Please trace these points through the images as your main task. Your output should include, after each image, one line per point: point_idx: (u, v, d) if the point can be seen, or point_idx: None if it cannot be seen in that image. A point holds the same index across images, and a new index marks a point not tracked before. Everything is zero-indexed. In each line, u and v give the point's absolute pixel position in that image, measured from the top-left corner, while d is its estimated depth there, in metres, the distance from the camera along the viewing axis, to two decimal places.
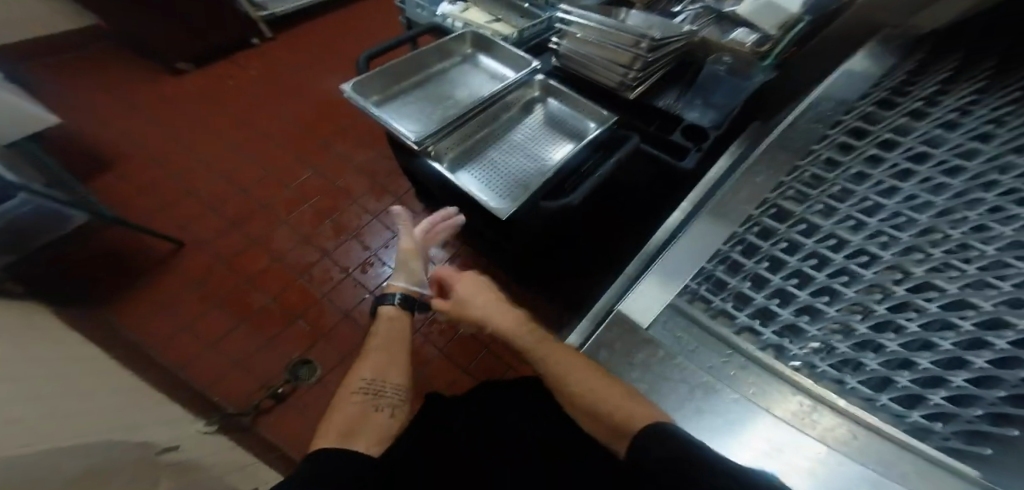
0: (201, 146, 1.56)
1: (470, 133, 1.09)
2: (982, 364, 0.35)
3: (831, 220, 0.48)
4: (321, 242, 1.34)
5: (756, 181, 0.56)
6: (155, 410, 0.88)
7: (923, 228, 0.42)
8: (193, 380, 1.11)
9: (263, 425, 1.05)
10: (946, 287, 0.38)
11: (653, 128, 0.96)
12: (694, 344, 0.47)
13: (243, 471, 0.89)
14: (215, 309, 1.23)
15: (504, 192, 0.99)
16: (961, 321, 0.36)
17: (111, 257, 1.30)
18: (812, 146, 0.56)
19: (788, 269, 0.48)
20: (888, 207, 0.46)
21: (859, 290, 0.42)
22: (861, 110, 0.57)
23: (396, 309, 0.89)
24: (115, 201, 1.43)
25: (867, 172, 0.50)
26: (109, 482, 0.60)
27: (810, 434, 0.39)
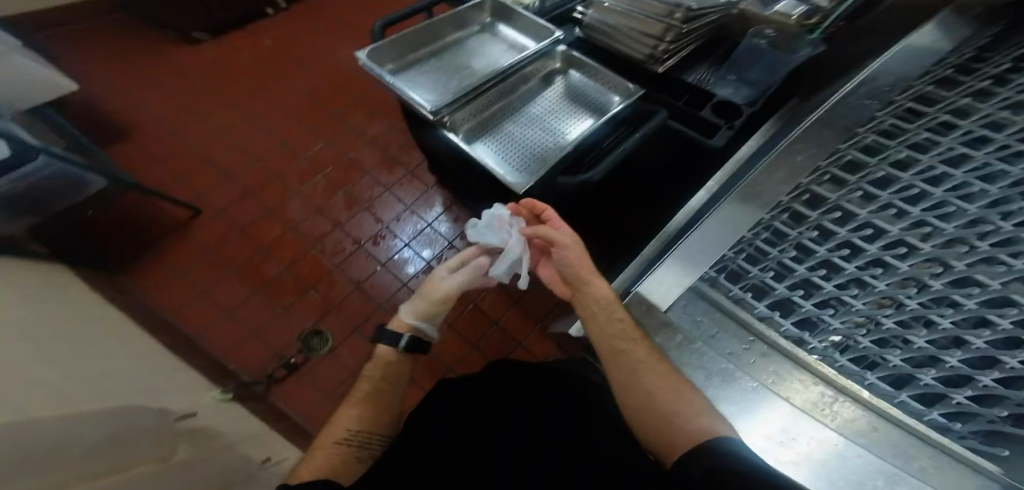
0: (215, 115, 1.54)
1: (486, 105, 1.05)
2: (1014, 364, 0.32)
3: (869, 208, 0.44)
4: (334, 214, 1.33)
5: (796, 160, 0.51)
6: (171, 378, 0.90)
7: (970, 219, 0.37)
8: (211, 346, 1.14)
9: (277, 394, 1.07)
10: (990, 284, 0.34)
11: (681, 103, 0.89)
12: (714, 328, 0.45)
13: (257, 440, 0.91)
14: (229, 277, 1.24)
15: (522, 165, 0.96)
16: (999, 319, 0.33)
17: (130, 223, 1.31)
18: (856, 129, 0.51)
19: (815, 259, 0.45)
20: (933, 195, 0.41)
21: (891, 283, 0.39)
22: (917, 90, 0.51)
23: (388, 350, 0.70)
24: (133, 169, 1.43)
25: (915, 156, 0.45)
26: (126, 448, 0.61)
27: (826, 425, 0.37)
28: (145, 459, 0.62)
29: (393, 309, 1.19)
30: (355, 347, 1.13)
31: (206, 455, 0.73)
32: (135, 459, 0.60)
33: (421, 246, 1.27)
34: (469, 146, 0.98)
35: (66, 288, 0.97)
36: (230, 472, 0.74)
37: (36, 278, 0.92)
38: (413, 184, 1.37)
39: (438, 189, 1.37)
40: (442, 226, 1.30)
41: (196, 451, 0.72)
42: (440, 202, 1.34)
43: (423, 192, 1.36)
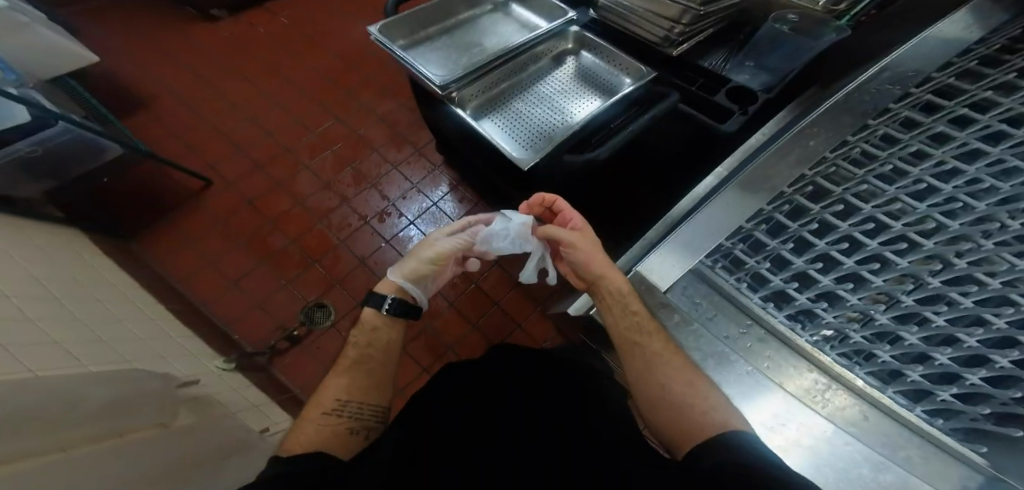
0: (228, 89, 1.55)
1: (495, 82, 1.02)
2: (1004, 364, 0.32)
3: (874, 202, 0.43)
4: (341, 190, 1.33)
5: (807, 145, 0.50)
6: (176, 346, 0.92)
7: (977, 216, 0.36)
8: (217, 315, 1.16)
9: (278, 366, 1.09)
10: (989, 283, 0.34)
11: (695, 88, 0.86)
12: (711, 311, 0.45)
13: (256, 410, 0.93)
14: (235, 250, 1.25)
15: (529, 143, 0.96)
16: (994, 319, 0.33)
17: (143, 191, 1.33)
18: (868, 121, 0.49)
19: (814, 252, 0.44)
20: (943, 191, 0.39)
21: (888, 280, 0.39)
22: (939, 82, 0.48)
23: (373, 312, 0.68)
24: (147, 139, 1.45)
25: (927, 150, 0.43)
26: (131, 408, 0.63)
27: (817, 412, 0.37)
28: (143, 421, 0.63)
29: None
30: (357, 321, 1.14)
31: (205, 421, 0.74)
32: (137, 421, 0.62)
33: (426, 225, 1.27)
34: (476, 123, 0.98)
35: (77, 255, 0.99)
36: (228, 438, 0.76)
37: (49, 244, 0.93)
38: (420, 162, 1.37)
39: (445, 169, 1.36)
40: (448, 206, 1.29)
41: (195, 417, 0.73)
42: (446, 182, 1.34)
43: (429, 172, 1.35)
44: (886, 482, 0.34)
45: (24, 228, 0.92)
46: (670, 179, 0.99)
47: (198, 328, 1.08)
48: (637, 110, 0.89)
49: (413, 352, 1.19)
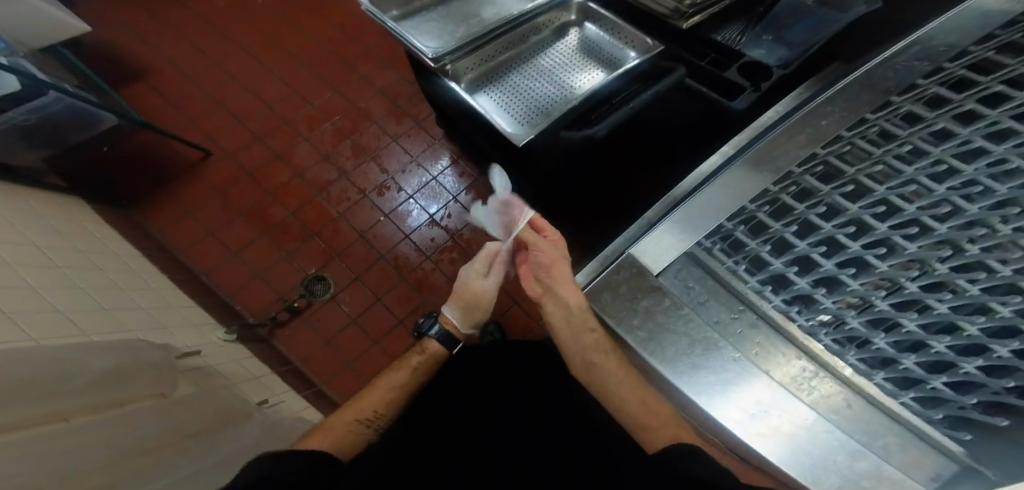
0: (225, 57, 1.51)
1: (493, 53, 0.98)
2: (970, 370, 0.32)
3: (861, 203, 0.41)
4: (340, 162, 1.31)
5: (818, 125, 0.46)
6: (175, 318, 0.94)
7: (968, 220, 0.34)
8: (220, 286, 1.18)
9: (279, 338, 1.12)
10: (968, 289, 0.33)
11: (705, 63, 0.82)
12: (704, 296, 0.44)
13: (255, 381, 0.96)
14: (234, 222, 1.25)
15: (525, 118, 0.93)
16: (967, 325, 0.32)
17: (143, 160, 1.33)
18: (866, 115, 0.45)
19: (793, 254, 0.43)
20: (935, 193, 0.37)
21: (865, 283, 0.38)
22: (949, 74, 0.44)
23: (440, 349, 0.77)
24: (145, 108, 1.43)
25: (924, 149, 0.40)
26: (134, 380, 0.65)
27: (801, 399, 0.37)
28: (141, 392, 0.65)
29: (394, 261, 1.20)
30: (357, 294, 1.16)
31: (207, 392, 0.77)
32: (136, 392, 0.64)
33: (426, 200, 1.25)
34: (471, 97, 0.95)
35: (78, 224, 1.00)
36: (228, 408, 0.78)
37: (51, 213, 0.95)
38: (420, 135, 1.34)
39: (445, 143, 1.33)
40: (448, 181, 1.27)
41: (195, 388, 0.76)
42: (447, 156, 1.31)
43: (430, 145, 1.33)
44: (860, 469, 0.34)
45: (24, 196, 0.93)
46: (673, 154, 0.94)
47: (199, 297, 1.10)
48: (638, 86, 0.83)
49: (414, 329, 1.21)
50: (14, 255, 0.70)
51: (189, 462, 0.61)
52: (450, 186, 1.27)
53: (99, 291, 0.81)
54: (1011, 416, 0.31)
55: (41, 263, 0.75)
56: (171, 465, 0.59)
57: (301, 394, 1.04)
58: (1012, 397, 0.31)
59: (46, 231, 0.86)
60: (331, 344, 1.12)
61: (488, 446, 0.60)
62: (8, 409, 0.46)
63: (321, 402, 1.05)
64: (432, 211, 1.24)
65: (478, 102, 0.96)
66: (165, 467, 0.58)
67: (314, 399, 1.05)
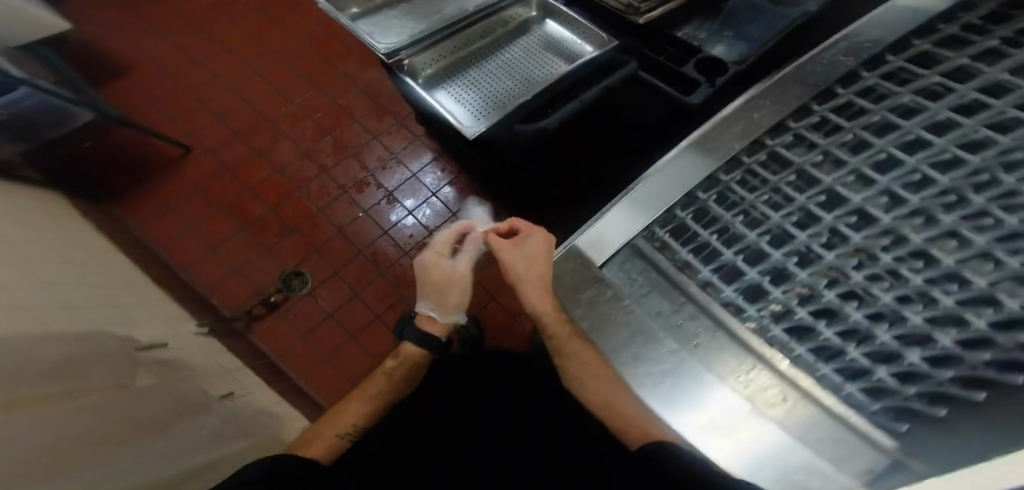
0: (209, 54, 1.52)
1: (452, 48, 0.99)
2: (881, 376, 0.33)
3: (781, 212, 0.43)
4: (320, 158, 1.32)
5: (753, 118, 0.48)
6: (147, 310, 0.95)
7: (882, 229, 0.36)
8: (198, 280, 1.18)
9: (256, 332, 1.12)
10: (880, 297, 0.34)
11: (664, 57, 0.85)
12: (647, 288, 0.45)
13: (225, 374, 0.93)
14: (214, 217, 1.26)
15: (482, 111, 0.94)
16: (880, 333, 0.33)
17: (123, 155, 1.33)
18: (788, 124, 0.47)
19: (719, 261, 0.44)
20: (850, 203, 0.38)
21: (785, 292, 0.40)
22: (864, 84, 0.45)
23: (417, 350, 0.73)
24: (127, 105, 1.44)
25: (843, 158, 0.41)
26: (88, 371, 0.63)
27: (733, 392, 0.37)
28: (109, 379, 0.66)
29: (372, 256, 1.20)
30: (335, 289, 1.16)
31: (167, 384, 0.74)
32: (94, 383, 0.63)
33: (405, 197, 1.26)
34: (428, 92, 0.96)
35: (53, 218, 1.00)
36: (188, 399, 0.76)
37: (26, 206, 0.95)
38: (401, 132, 1.35)
39: (426, 141, 1.33)
40: (428, 178, 1.28)
41: (159, 379, 0.75)
42: (427, 153, 1.32)
43: (411, 142, 1.33)
44: (792, 463, 0.34)
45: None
46: (632, 142, 0.96)
47: (177, 291, 1.11)
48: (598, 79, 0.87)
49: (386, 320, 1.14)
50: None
51: (145, 450, 0.59)
52: (430, 182, 1.28)
53: (67, 284, 0.82)
54: (913, 420, 0.31)
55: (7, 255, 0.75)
56: (130, 452, 0.57)
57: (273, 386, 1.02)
58: (919, 403, 0.31)
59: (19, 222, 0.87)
60: (307, 338, 1.12)
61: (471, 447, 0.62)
62: None
63: (295, 396, 1.04)
64: (412, 207, 1.25)
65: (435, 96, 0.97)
66: (114, 458, 0.55)
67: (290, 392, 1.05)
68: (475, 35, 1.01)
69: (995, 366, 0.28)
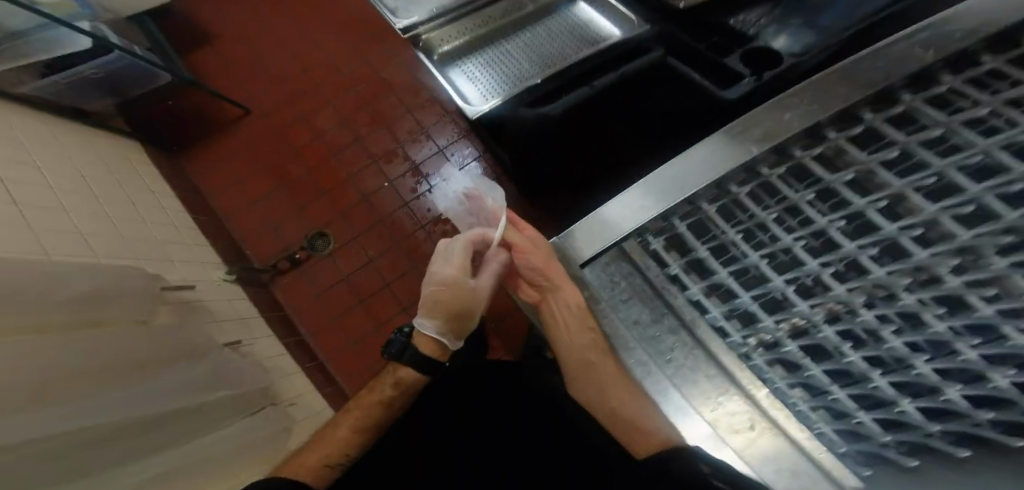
0: (274, 20, 1.61)
1: (471, 27, 1.15)
2: (862, 420, 0.30)
3: (795, 234, 0.37)
4: (357, 127, 1.36)
5: (783, 118, 0.41)
6: (185, 255, 1.06)
7: (913, 266, 0.29)
8: (237, 230, 1.29)
9: (278, 284, 1.21)
10: (890, 341, 0.29)
11: (706, 46, 0.88)
12: (626, 294, 0.42)
13: (242, 321, 1.05)
14: (258, 174, 1.35)
15: (501, 81, 1.09)
16: (875, 377, 0.29)
17: (189, 110, 1.47)
18: (828, 133, 0.40)
19: (712, 280, 0.40)
20: (882, 232, 0.31)
21: (778, 322, 0.35)
22: (939, 91, 0.36)
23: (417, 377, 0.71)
24: (197, 63, 1.57)
25: (885, 178, 0.34)
26: (111, 306, 0.71)
27: (699, 414, 0.35)
28: (131, 313, 0.76)
29: (390, 227, 1.24)
30: (351, 254, 1.22)
31: (182, 326, 0.83)
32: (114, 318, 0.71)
33: (429, 172, 1.27)
34: (447, 66, 1.13)
35: (125, 169, 1.16)
36: (198, 344, 0.82)
37: (96, 155, 1.10)
38: (434, 108, 1.35)
39: (454, 121, 1.33)
40: (458, 157, 1.28)
41: (176, 320, 0.85)
42: (457, 132, 1.31)
43: (443, 118, 1.34)
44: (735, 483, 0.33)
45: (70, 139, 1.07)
46: (653, 129, 0.92)
47: (217, 241, 1.21)
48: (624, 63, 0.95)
49: (396, 290, 1.18)
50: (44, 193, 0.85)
51: (151, 378, 0.68)
52: (456, 160, 1.28)
53: (121, 230, 0.95)
54: (879, 467, 0.29)
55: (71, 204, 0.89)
56: (138, 384, 0.66)
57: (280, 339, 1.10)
58: (892, 451, 0.28)
59: (93, 177, 1.02)
60: (319, 299, 1.19)
61: (469, 446, 0.64)
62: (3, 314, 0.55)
63: (300, 350, 1.13)
64: (433, 183, 1.26)
65: (461, 68, 1.14)
66: (126, 383, 0.64)
67: (296, 347, 1.13)
68: (494, 16, 1.16)
69: (998, 426, 0.24)
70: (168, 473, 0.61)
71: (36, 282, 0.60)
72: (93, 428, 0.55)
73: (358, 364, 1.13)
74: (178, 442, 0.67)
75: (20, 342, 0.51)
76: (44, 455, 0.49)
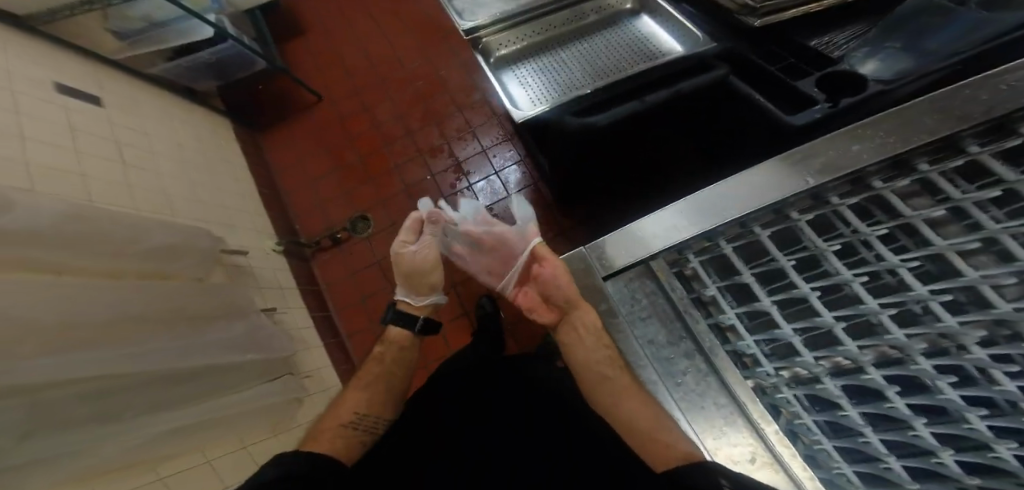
0: (355, 15, 1.74)
1: (528, 34, 1.16)
2: (844, 471, 0.33)
3: (814, 284, 0.38)
4: (411, 122, 1.44)
5: (850, 151, 0.41)
6: (246, 224, 1.18)
7: (938, 332, 0.30)
8: (293, 205, 1.41)
9: (317, 260, 1.32)
10: (893, 401, 0.31)
11: (779, 67, 0.84)
12: (646, 312, 0.44)
13: (280, 290, 1.13)
14: (317, 155, 1.47)
15: (550, 88, 1.10)
16: (869, 433, 0.33)
17: (267, 91, 1.61)
18: (874, 182, 0.41)
19: (722, 318, 0.42)
20: (910, 294, 0.32)
21: (778, 368, 0.38)
22: (1015, 144, 0.36)
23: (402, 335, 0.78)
24: (282, 50, 1.73)
25: (929, 237, 0.34)
26: (174, 262, 0.80)
27: (703, 442, 0.38)
28: (190, 270, 0.84)
29: None
30: (388, 239, 1.29)
31: (233, 287, 0.91)
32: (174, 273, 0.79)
33: (470, 171, 1.33)
34: (500, 70, 1.14)
35: (209, 140, 1.29)
36: (230, 303, 0.87)
37: (196, 130, 1.27)
38: (484, 110, 1.41)
39: (498, 125, 1.38)
40: (503, 161, 1.32)
41: (226, 281, 0.93)
42: (503, 137, 1.36)
43: (490, 119, 1.39)
44: None
45: (170, 112, 1.22)
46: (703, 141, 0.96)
47: (273, 212, 1.33)
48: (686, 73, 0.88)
49: None
50: (149, 159, 0.99)
51: (194, 332, 0.74)
52: (501, 163, 1.32)
53: (196, 195, 1.06)
54: None
55: (160, 169, 1.01)
56: (187, 334, 0.73)
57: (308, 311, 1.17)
58: None
59: (183, 147, 1.15)
60: (352, 277, 1.28)
61: (482, 437, 0.60)
62: (84, 260, 0.63)
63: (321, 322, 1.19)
64: (473, 181, 1.32)
65: (514, 72, 1.16)
66: (176, 332, 0.71)
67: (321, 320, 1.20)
68: (555, 23, 1.17)
69: None
70: (209, 421, 0.70)
71: (123, 232, 0.70)
72: (146, 369, 0.62)
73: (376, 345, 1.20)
74: (219, 394, 0.75)
75: (86, 289, 0.58)
76: (82, 398, 0.54)
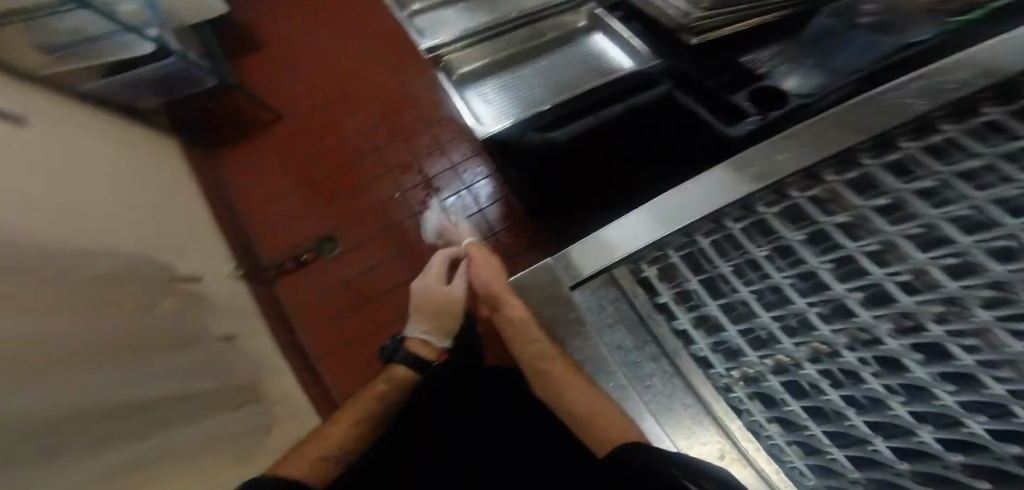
0: (313, 31, 1.71)
1: (490, 52, 1.19)
2: (797, 465, 0.35)
3: (751, 288, 0.43)
4: (377, 138, 1.43)
5: (772, 160, 0.46)
6: (199, 248, 1.12)
7: (854, 326, 0.35)
8: (253, 226, 1.35)
9: (281, 282, 1.27)
10: (828, 394, 0.35)
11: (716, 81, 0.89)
12: (611, 319, 0.46)
13: (240, 315, 1.07)
14: (277, 174, 1.42)
15: (514, 104, 1.13)
16: (812, 426, 0.35)
17: (221, 109, 1.55)
18: (792, 192, 0.45)
19: (678, 322, 0.44)
20: (830, 292, 0.37)
21: (728, 369, 0.41)
22: (901, 154, 0.42)
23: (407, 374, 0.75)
24: (237, 67, 1.67)
25: (841, 242, 0.39)
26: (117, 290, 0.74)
27: (674, 442, 0.39)
28: (137, 299, 0.79)
29: (395, 234, 1.29)
30: (357, 257, 1.27)
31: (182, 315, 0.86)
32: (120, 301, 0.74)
33: (440, 186, 1.33)
34: (463, 87, 1.17)
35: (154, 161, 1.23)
36: (172, 334, 0.81)
37: (139, 151, 1.20)
38: (451, 125, 1.42)
39: (464, 141, 1.39)
40: (471, 176, 1.34)
41: (179, 308, 0.88)
42: (470, 151, 1.37)
43: (457, 135, 1.40)
44: None
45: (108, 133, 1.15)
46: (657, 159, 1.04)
47: (231, 234, 1.27)
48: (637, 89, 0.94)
49: (396, 296, 1.21)
50: (84, 183, 0.93)
51: (144, 363, 0.69)
52: (469, 178, 1.34)
53: (140, 219, 1.00)
54: None
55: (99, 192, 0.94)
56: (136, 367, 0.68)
57: (273, 336, 1.12)
58: None
59: (123, 169, 1.08)
60: (318, 298, 1.24)
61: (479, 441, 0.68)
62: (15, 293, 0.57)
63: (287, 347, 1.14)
64: (442, 197, 1.32)
65: (478, 89, 1.18)
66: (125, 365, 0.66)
67: (287, 344, 1.15)
68: (515, 42, 1.21)
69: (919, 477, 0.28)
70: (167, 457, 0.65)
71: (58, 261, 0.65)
72: (97, 406, 0.57)
73: (347, 368, 1.16)
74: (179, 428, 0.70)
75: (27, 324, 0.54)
76: None
